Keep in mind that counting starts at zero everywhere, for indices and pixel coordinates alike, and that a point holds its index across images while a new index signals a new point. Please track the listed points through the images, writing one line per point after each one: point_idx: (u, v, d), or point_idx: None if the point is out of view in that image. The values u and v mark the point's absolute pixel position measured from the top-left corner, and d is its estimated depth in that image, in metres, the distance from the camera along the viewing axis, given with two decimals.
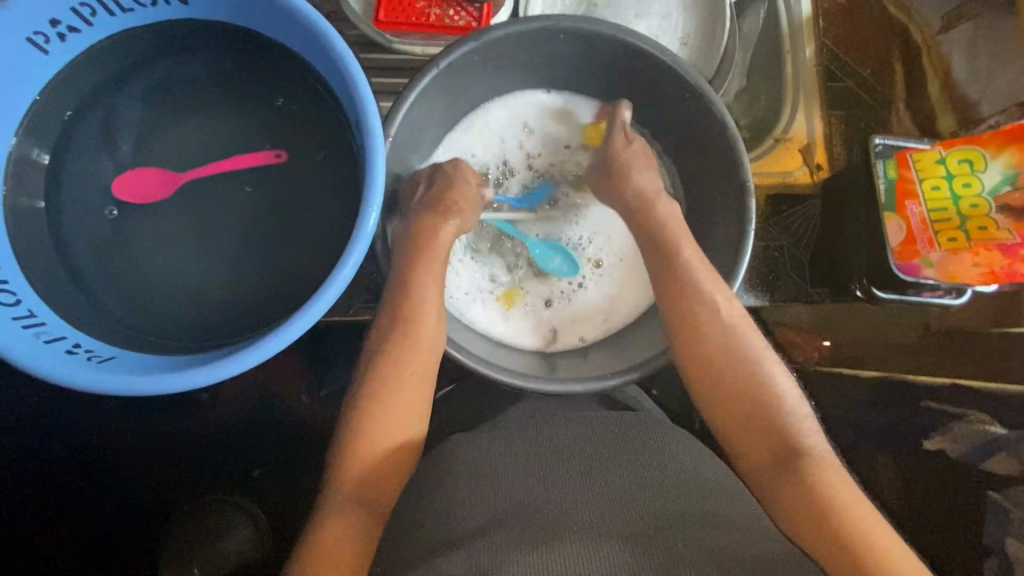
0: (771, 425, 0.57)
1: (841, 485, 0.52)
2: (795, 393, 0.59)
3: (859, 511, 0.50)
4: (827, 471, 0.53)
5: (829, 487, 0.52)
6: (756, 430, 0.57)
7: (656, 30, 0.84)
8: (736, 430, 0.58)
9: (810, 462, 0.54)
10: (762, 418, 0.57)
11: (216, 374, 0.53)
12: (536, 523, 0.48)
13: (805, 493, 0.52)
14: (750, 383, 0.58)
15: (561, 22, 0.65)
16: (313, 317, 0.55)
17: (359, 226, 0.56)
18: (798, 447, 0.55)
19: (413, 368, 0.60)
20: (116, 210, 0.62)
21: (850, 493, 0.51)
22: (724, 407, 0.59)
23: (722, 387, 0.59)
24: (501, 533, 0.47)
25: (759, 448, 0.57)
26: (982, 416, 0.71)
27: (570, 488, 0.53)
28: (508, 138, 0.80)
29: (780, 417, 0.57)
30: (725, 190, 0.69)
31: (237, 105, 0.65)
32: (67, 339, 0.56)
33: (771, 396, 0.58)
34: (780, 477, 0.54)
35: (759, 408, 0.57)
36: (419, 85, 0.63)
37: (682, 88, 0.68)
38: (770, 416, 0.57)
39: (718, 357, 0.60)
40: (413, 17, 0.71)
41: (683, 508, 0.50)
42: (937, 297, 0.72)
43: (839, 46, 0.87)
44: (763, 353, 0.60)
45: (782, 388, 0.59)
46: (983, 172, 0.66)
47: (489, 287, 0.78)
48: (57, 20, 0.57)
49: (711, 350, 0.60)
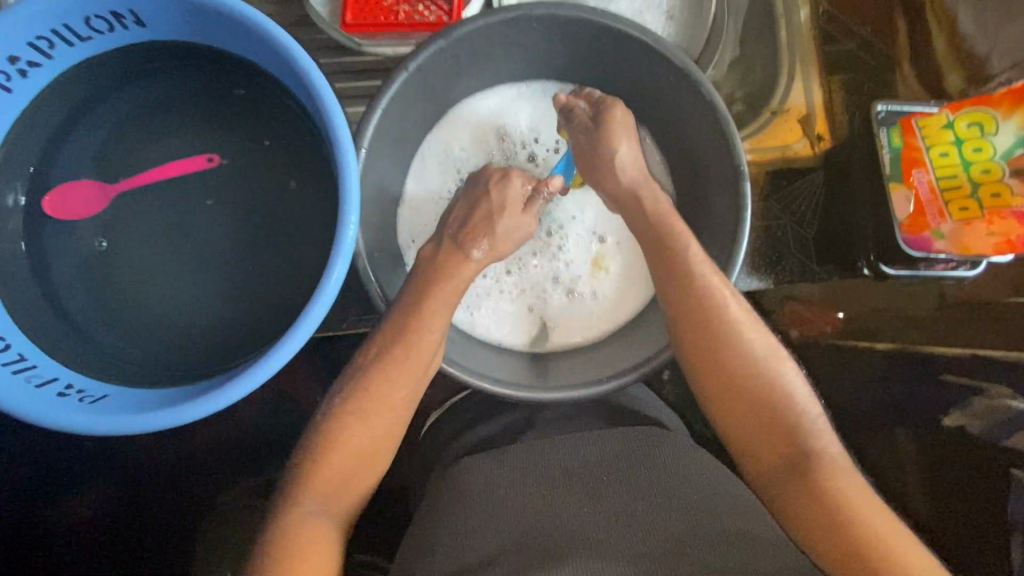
0: (786, 431, 0.54)
1: (850, 490, 0.50)
2: (811, 396, 0.56)
3: (882, 527, 0.47)
4: (847, 482, 0.50)
5: (847, 500, 0.49)
6: (766, 439, 0.55)
7: (639, 5, 0.79)
8: (746, 435, 0.56)
9: (822, 474, 0.51)
10: (770, 419, 0.55)
11: (208, 408, 0.53)
12: (538, 547, 0.47)
13: (816, 509, 0.49)
14: (764, 385, 0.55)
15: (533, 10, 0.62)
16: (296, 344, 0.54)
17: (337, 241, 0.54)
18: (816, 454, 0.53)
19: (392, 384, 0.57)
20: (104, 242, 0.62)
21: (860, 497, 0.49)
22: (734, 411, 0.56)
23: (733, 392, 0.56)
24: (510, 561, 0.46)
25: (772, 455, 0.54)
26: (1005, 391, 0.66)
27: (579, 508, 0.51)
28: (506, 140, 0.76)
29: (796, 422, 0.54)
30: (718, 175, 0.66)
31: (208, 127, 0.63)
32: (59, 381, 0.56)
33: (787, 400, 0.55)
34: (794, 488, 0.52)
35: (773, 413, 0.55)
36: (389, 90, 0.61)
37: (668, 71, 0.64)
38: (778, 414, 0.55)
39: (731, 359, 0.56)
40: (382, 16, 0.69)
41: (690, 518, 0.49)
42: (951, 269, 0.69)
43: (835, 7, 0.82)
44: (778, 356, 0.57)
45: (798, 389, 0.56)
46: (995, 135, 0.62)
47: (502, 298, 0.76)
48: (16, 57, 0.54)
49: (718, 349, 0.57)
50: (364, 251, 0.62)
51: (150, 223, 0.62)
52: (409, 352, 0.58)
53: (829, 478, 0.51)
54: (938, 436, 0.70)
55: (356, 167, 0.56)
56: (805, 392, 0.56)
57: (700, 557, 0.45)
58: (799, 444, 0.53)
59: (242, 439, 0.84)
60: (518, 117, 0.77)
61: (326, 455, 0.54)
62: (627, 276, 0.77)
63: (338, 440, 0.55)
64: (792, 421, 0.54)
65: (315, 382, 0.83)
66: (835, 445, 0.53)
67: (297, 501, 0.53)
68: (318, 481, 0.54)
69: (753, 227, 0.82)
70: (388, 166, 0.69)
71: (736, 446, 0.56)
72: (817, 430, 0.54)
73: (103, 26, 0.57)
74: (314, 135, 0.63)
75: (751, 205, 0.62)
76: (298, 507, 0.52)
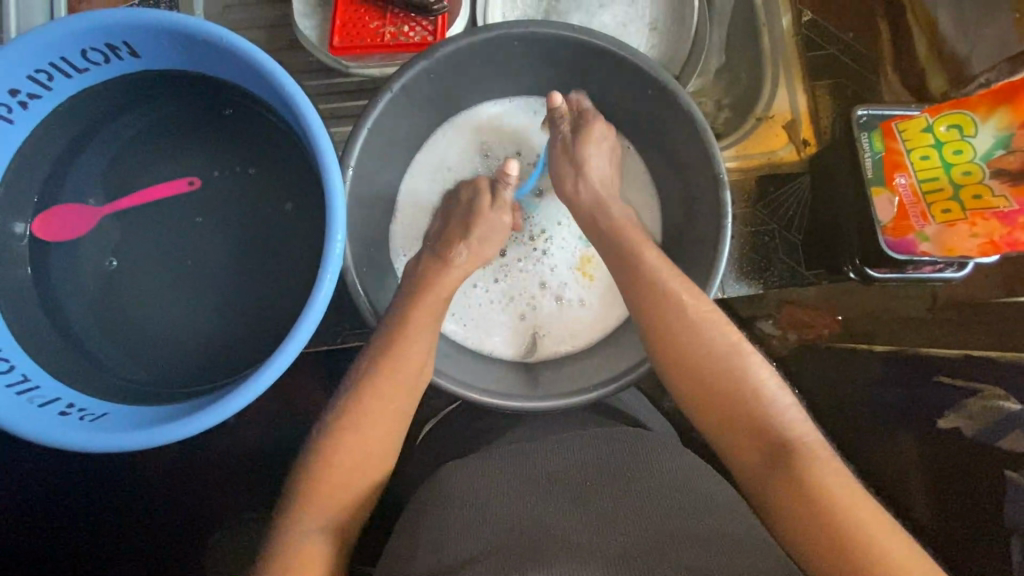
0: (756, 421, 0.54)
1: (827, 473, 0.49)
2: (780, 386, 0.56)
3: (855, 509, 0.46)
4: (820, 467, 0.50)
5: (820, 484, 0.48)
6: (742, 428, 0.54)
7: (623, 18, 0.81)
8: (721, 428, 0.55)
9: (798, 462, 0.50)
10: (740, 409, 0.55)
11: (204, 422, 0.54)
12: (517, 552, 0.48)
13: (794, 493, 0.49)
14: (730, 375, 0.56)
15: (511, 28, 0.63)
16: (289, 357, 0.55)
17: (324, 258, 0.56)
18: (787, 441, 0.52)
19: (385, 402, 0.58)
20: (114, 261, 0.64)
21: (838, 481, 0.48)
22: (705, 404, 0.56)
23: (706, 382, 0.56)
24: (489, 563, 0.47)
25: (748, 446, 0.54)
26: (997, 392, 0.65)
27: (561, 512, 0.52)
28: (491, 156, 0.79)
29: (764, 412, 0.54)
30: (700, 182, 0.67)
31: (202, 150, 0.65)
32: (60, 400, 0.58)
33: (754, 389, 0.55)
34: (770, 478, 0.51)
35: (740, 403, 0.55)
36: (374, 111, 0.62)
37: (647, 82, 0.65)
38: (747, 404, 0.55)
39: (699, 349, 0.57)
40: (369, 38, 0.71)
41: (674, 526, 0.49)
42: (937, 272, 0.69)
43: (819, 11, 0.83)
44: (744, 347, 0.58)
45: (763, 377, 0.56)
46: (974, 137, 0.61)
47: (487, 305, 0.78)
48: (16, 89, 0.57)
49: (682, 343, 0.58)
50: (352, 266, 0.64)
51: (149, 244, 0.64)
52: (400, 368, 0.59)
53: (807, 466, 0.50)
54: (934, 438, 0.68)
55: (342, 185, 0.58)
56: (771, 379, 0.56)
57: (680, 560, 0.45)
58: (770, 434, 0.53)
59: (243, 452, 0.85)
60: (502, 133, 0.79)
61: (324, 474, 0.55)
62: (612, 282, 0.79)
63: (331, 452, 0.56)
64: (759, 411, 0.54)
65: (315, 394, 0.85)
66: (807, 431, 0.53)
67: (297, 522, 0.53)
68: (318, 501, 0.54)
69: (741, 232, 0.84)
70: (377, 184, 0.71)
71: (713, 437, 0.56)
72: (785, 417, 0.54)
73: (99, 58, 0.59)
74: (303, 154, 0.65)
75: (732, 211, 0.63)
76: (295, 530, 0.52)
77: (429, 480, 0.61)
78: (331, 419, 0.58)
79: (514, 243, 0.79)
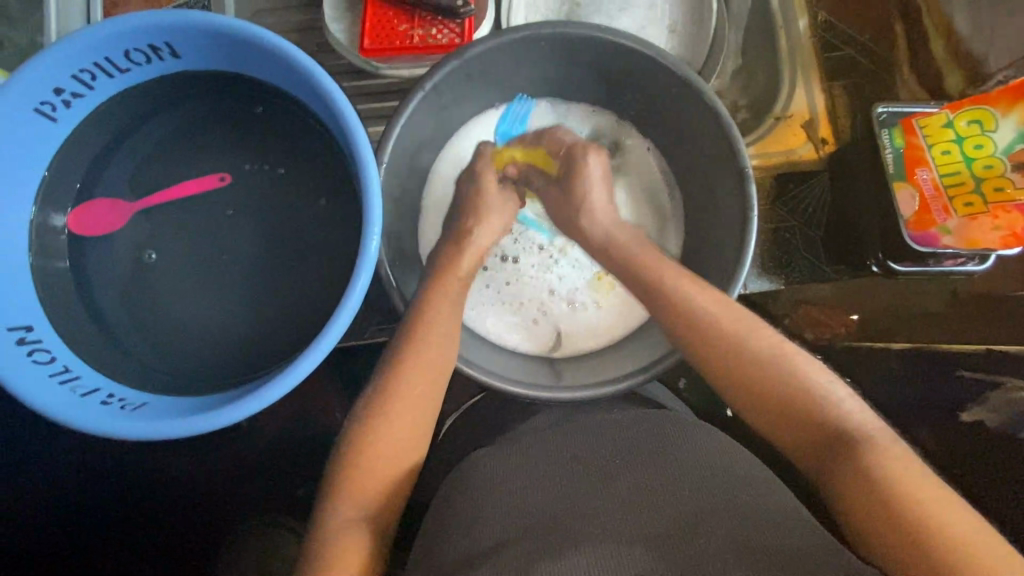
0: (808, 414, 0.55)
1: (881, 456, 0.50)
2: (826, 376, 0.57)
3: (923, 495, 0.46)
4: (881, 454, 0.50)
5: (884, 470, 0.48)
6: (792, 420, 0.55)
7: (643, 21, 0.83)
8: (771, 422, 0.57)
9: (851, 448, 0.51)
10: (787, 402, 0.56)
11: (244, 411, 0.55)
12: (555, 534, 0.48)
13: (851, 479, 0.49)
14: (776, 368, 0.57)
15: (539, 29, 0.65)
16: (327, 346, 0.56)
17: (361, 250, 0.57)
18: (843, 431, 0.53)
19: (420, 390, 0.59)
20: (151, 255, 0.65)
21: (895, 464, 0.49)
22: (754, 399, 0.57)
23: (752, 378, 0.58)
24: (524, 547, 0.47)
25: (802, 439, 0.55)
26: (1022, 384, 0.66)
27: (594, 496, 0.52)
28: None
29: (818, 403, 0.55)
30: (724, 178, 0.68)
31: (237, 148, 0.67)
32: (101, 391, 0.59)
33: (803, 382, 0.56)
34: (832, 468, 0.51)
35: (791, 398, 0.56)
36: (406, 109, 0.64)
37: (671, 81, 0.67)
38: (794, 395, 0.56)
39: (740, 345, 0.59)
40: (398, 40, 0.73)
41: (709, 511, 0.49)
42: (960, 265, 0.70)
43: (834, 14, 0.85)
44: (787, 344, 0.59)
45: (811, 370, 0.57)
46: (995, 132, 0.63)
47: (504, 305, 0.79)
48: (61, 88, 0.58)
49: (718, 340, 0.60)
50: (385, 260, 0.65)
51: (185, 239, 0.66)
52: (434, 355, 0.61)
53: (861, 451, 0.50)
54: (955, 430, 0.69)
55: (378, 179, 0.59)
56: (818, 372, 0.57)
57: (714, 541, 0.46)
58: (826, 426, 0.54)
59: (268, 448, 0.86)
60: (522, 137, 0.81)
61: (364, 464, 0.56)
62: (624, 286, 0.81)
63: (368, 441, 0.57)
64: (812, 404, 0.55)
65: (340, 389, 0.86)
66: (865, 421, 0.53)
67: (337, 512, 0.54)
68: (358, 491, 0.55)
69: (763, 229, 0.85)
70: (405, 181, 0.72)
71: (767, 430, 0.57)
72: (841, 408, 0.54)
73: (141, 58, 0.61)
74: (335, 152, 0.66)
75: (757, 205, 0.64)
76: (337, 519, 0.53)
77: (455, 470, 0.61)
78: (367, 407, 0.59)
79: (523, 249, 0.82)
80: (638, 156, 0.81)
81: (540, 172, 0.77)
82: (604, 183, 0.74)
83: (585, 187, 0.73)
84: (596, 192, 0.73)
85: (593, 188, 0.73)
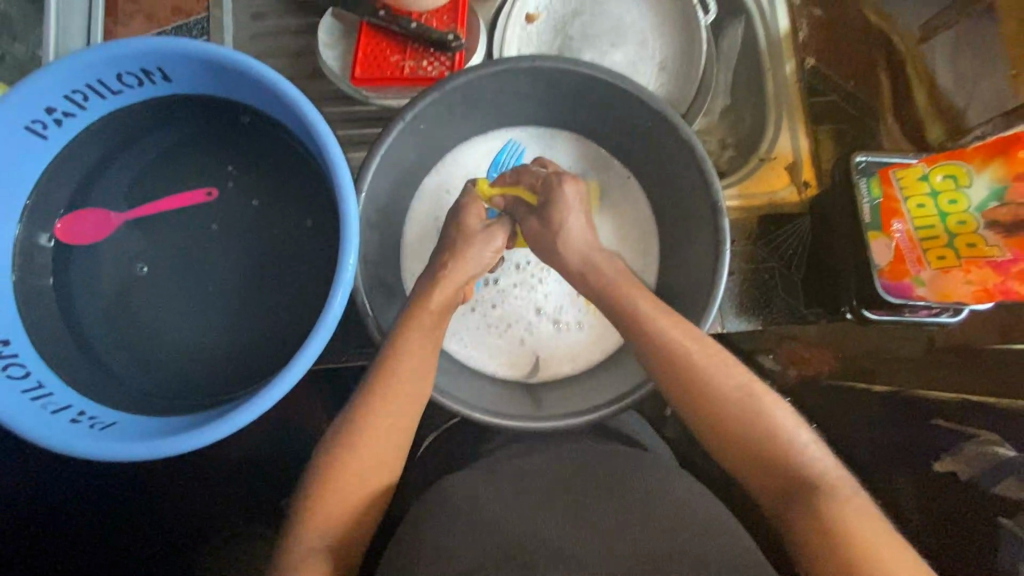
0: (770, 456, 0.55)
1: (841, 505, 0.50)
2: (788, 413, 0.58)
3: (882, 554, 0.47)
4: (841, 503, 0.51)
5: (841, 522, 0.49)
6: (756, 462, 0.56)
7: (633, 57, 0.84)
8: (735, 459, 0.57)
9: (814, 494, 0.52)
10: (753, 441, 0.56)
11: (211, 435, 0.55)
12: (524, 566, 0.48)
13: (816, 529, 0.50)
14: (742, 410, 0.57)
15: (519, 64, 0.66)
16: (295, 376, 0.56)
17: (337, 276, 0.58)
18: (803, 476, 0.53)
19: (397, 420, 0.60)
20: (143, 267, 0.66)
21: (852, 510, 0.50)
22: (725, 441, 0.58)
23: (718, 421, 0.58)
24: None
25: (763, 479, 0.56)
26: (994, 438, 0.65)
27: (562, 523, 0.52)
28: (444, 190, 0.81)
29: (781, 445, 0.55)
30: (701, 218, 0.69)
31: (223, 168, 0.68)
32: (72, 408, 0.59)
33: (768, 425, 0.56)
34: (794, 513, 0.52)
35: (758, 441, 0.56)
36: (386, 138, 0.65)
37: (652, 119, 0.68)
38: (758, 433, 0.56)
39: (705, 379, 0.59)
40: (388, 71, 0.74)
41: (676, 550, 0.49)
42: (932, 316, 0.71)
43: (822, 58, 0.87)
44: (758, 388, 0.59)
45: (778, 415, 0.57)
46: (969, 187, 0.64)
47: (484, 327, 0.80)
48: (53, 108, 0.60)
49: (701, 387, 0.59)
50: (362, 287, 0.66)
51: (169, 257, 0.67)
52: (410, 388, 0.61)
53: (819, 494, 0.52)
54: (934, 480, 0.68)
55: (356, 206, 0.60)
56: (784, 415, 0.58)
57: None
58: (787, 470, 0.54)
59: (244, 463, 0.87)
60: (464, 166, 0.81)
61: (334, 485, 0.56)
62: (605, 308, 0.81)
63: (339, 470, 0.57)
64: (776, 446, 0.56)
65: (317, 407, 0.87)
66: (826, 468, 0.54)
67: (302, 536, 0.54)
68: (326, 512, 0.55)
69: (741, 269, 0.86)
70: (387, 208, 0.73)
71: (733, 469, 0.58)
72: (802, 453, 0.55)
73: (133, 81, 0.62)
74: (320, 179, 0.68)
75: (731, 242, 0.65)
76: (303, 546, 0.53)
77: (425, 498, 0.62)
78: (340, 435, 0.58)
79: (507, 271, 0.82)
80: (620, 183, 0.81)
81: (523, 205, 0.74)
82: (582, 212, 0.72)
83: (561, 212, 0.71)
84: (573, 217, 0.71)
85: (567, 215, 0.71)
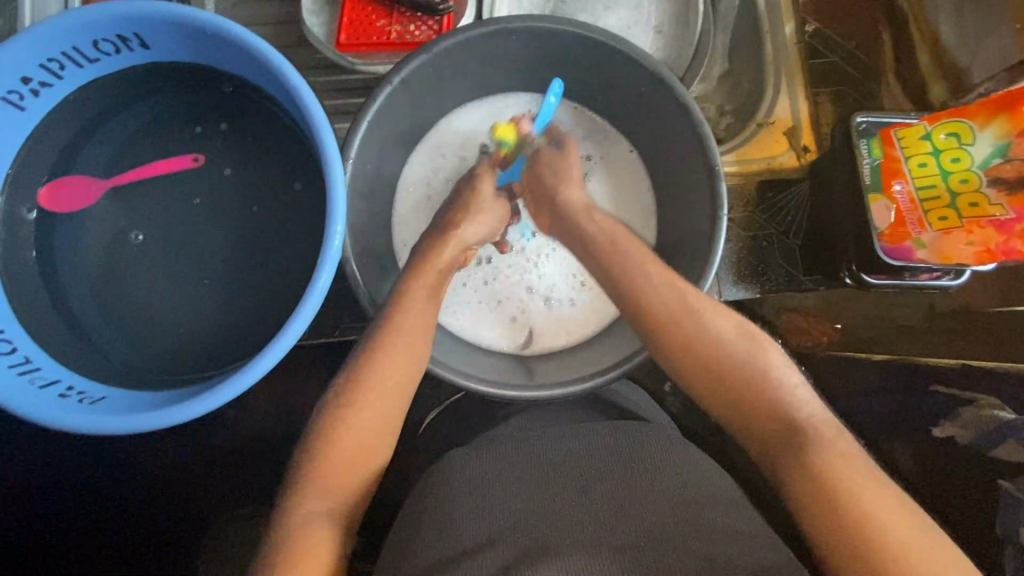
0: (767, 405, 0.53)
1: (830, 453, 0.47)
2: (789, 366, 0.56)
3: (867, 496, 0.44)
4: (835, 452, 0.48)
5: (842, 476, 0.45)
6: (748, 407, 0.54)
7: (627, 20, 0.82)
8: (722, 401, 0.56)
9: (806, 441, 0.49)
10: (746, 385, 0.55)
11: (200, 408, 0.54)
12: (535, 541, 0.47)
13: (805, 479, 0.47)
14: (732, 363, 0.56)
15: (511, 23, 0.64)
16: (285, 346, 0.55)
17: (324, 247, 0.56)
18: (798, 428, 0.51)
19: (396, 390, 0.58)
20: (130, 239, 0.65)
21: (843, 457, 0.47)
22: (712, 389, 0.56)
23: (708, 366, 0.57)
24: (500, 550, 0.47)
25: (759, 425, 0.53)
26: (994, 401, 0.63)
27: (566, 498, 0.52)
28: (442, 152, 0.80)
29: (782, 396, 0.53)
30: (698, 180, 0.67)
31: (208, 138, 0.66)
32: (60, 382, 0.58)
33: (765, 373, 0.55)
34: (785, 458, 0.49)
35: (753, 387, 0.54)
36: (372, 106, 0.63)
37: (647, 80, 0.66)
38: (752, 380, 0.55)
39: (708, 344, 0.57)
40: (375, 37, 0.72)
41: (679, 519, 0.48)
42: (935, 278, 0.70)
43: (820, 19, 0.86)
44: (753, 337, 0.58)
45: (778, 363, 0.56)
46: (972, 145, 0.63)
47: (480, 302, 0.79)
48: (29, 77, 0.58)
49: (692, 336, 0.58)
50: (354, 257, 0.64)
51: (156, 230, 0.65)
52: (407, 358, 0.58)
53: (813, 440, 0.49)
54: (935, 449, 0.67)
55: (343, 174, 0.58)
56: (782, 364, 0.56)
57: (680, 555, 0.45)
58: (779, 414, 0.52)
59: (244, 440, 0.87)
60: (461, 126, 0.80)
61: (331, 455, 0.55)
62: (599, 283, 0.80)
63: (334, 447, 0.55)
64: (768, 390, 0.54)
65: (314, 384, 0.87)
66: (822, 420, 0.51)
67: (301, 501, 0.52)
68: (329, 485, 0.54)
69: (740, 236, 0.85)
70: (378, 178, 0.72)
71: (726, 416, 0.56)
72: (797, 403, 0.53)
73: (111, 48, 0.60)
74: (308, 148, 0.66)
75: (728, 206, 0.63)
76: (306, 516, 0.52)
77: (422, 477, 0.60)
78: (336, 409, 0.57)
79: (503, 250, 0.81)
80: (618, 160, 0.80)
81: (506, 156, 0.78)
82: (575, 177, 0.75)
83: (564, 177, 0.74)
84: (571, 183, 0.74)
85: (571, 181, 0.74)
